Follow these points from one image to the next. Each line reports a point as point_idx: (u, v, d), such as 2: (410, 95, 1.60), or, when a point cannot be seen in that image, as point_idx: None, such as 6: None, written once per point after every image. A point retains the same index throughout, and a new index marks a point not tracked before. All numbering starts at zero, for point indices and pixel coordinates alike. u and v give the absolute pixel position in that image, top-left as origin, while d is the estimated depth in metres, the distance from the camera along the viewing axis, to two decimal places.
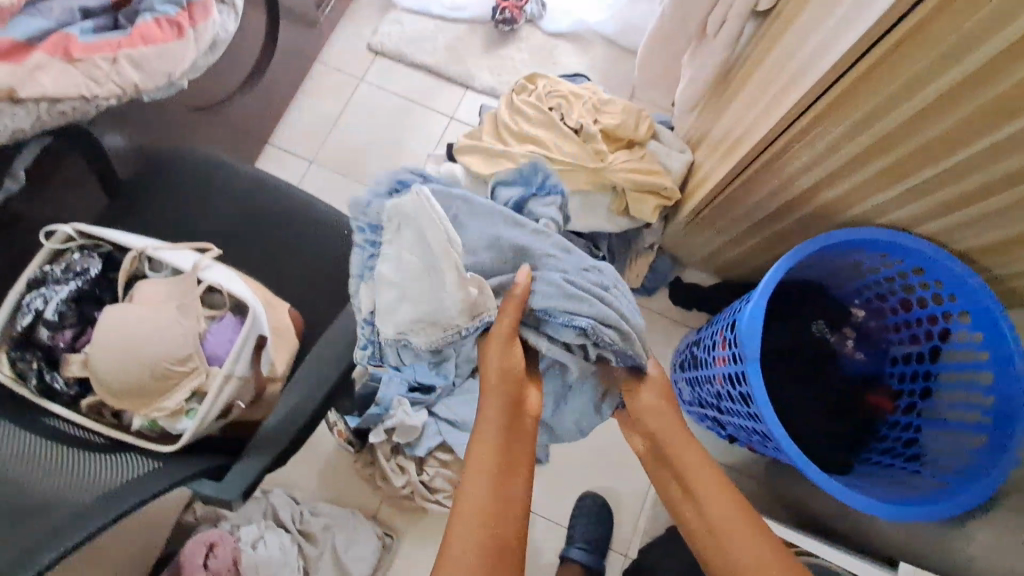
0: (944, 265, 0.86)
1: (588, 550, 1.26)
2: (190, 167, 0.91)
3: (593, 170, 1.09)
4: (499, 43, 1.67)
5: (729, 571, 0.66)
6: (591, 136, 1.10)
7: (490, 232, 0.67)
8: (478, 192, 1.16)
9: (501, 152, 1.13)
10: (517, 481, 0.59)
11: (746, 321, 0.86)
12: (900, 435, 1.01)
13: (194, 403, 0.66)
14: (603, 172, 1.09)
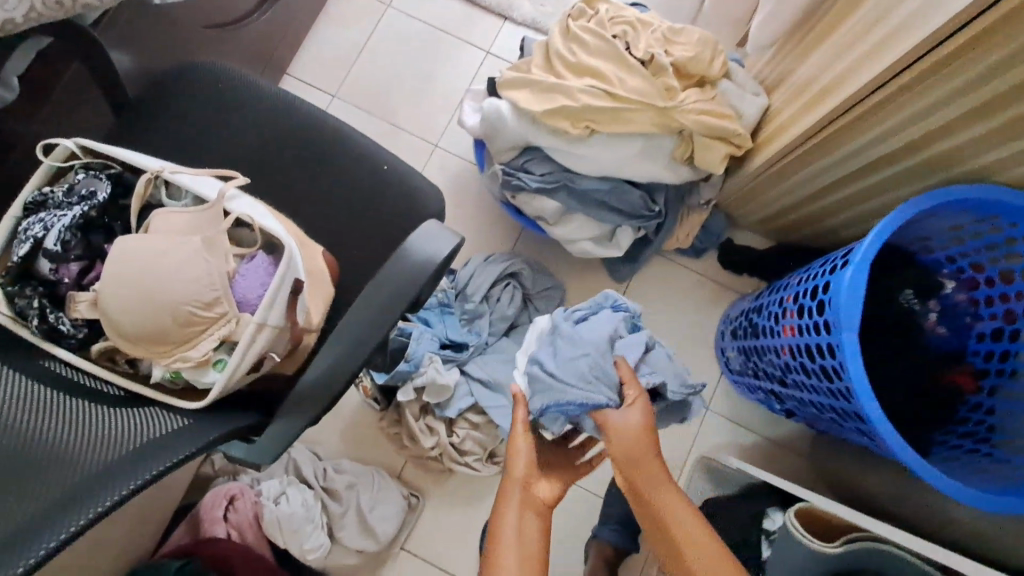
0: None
1: (622, 520, 1.20)
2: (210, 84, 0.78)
3: (662, 109, 0.96)
4: None
5: None
6: (662, 69, 0.96)
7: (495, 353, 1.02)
8: (527, 132, 1.03)
9: (555, 85, 0.99)
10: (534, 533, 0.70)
11: (841, 285, 0.76)
12: (982, 419, 0.92)
13: (224, 354, 0.56)
14: (673, 111, 0.96)
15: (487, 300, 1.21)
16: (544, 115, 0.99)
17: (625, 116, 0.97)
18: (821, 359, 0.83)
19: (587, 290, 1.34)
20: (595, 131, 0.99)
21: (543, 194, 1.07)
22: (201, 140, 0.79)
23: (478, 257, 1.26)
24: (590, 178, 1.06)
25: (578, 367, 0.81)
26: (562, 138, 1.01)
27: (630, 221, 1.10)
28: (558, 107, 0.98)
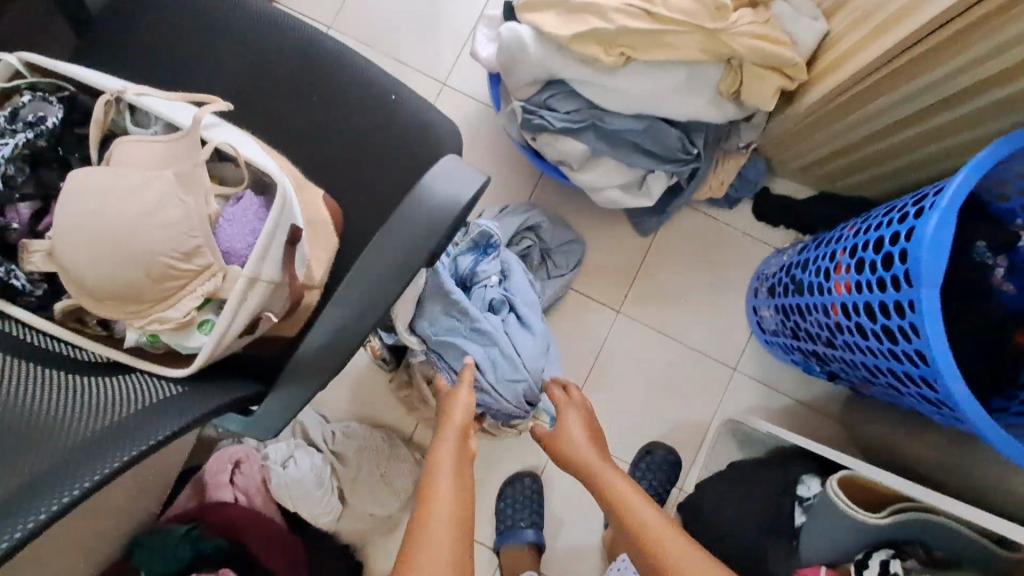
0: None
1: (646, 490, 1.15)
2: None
3: (710, 31, 0.83)
4: None
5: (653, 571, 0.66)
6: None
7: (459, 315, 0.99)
8: (552, 61, 0.90)
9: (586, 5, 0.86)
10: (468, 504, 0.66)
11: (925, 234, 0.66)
12: None
13: (210, 314, 0.48)
14: (723, 32, 0.83)
15: None
16: (572, 40, 0.86)
17: (666, 40, 0.84)
18: (885, 319, 0.74)
19: (608, 244, 1.25)
20: (630, 57, 0.87)
21: (568, 135, 0.95)
22: (176, 65, 0.67)
23: (493, 208, 1.15)
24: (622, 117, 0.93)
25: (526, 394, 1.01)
26: (594, 67, 0.88)
27: (663, 167, 0.99)
28: (590, 30, 0.84)
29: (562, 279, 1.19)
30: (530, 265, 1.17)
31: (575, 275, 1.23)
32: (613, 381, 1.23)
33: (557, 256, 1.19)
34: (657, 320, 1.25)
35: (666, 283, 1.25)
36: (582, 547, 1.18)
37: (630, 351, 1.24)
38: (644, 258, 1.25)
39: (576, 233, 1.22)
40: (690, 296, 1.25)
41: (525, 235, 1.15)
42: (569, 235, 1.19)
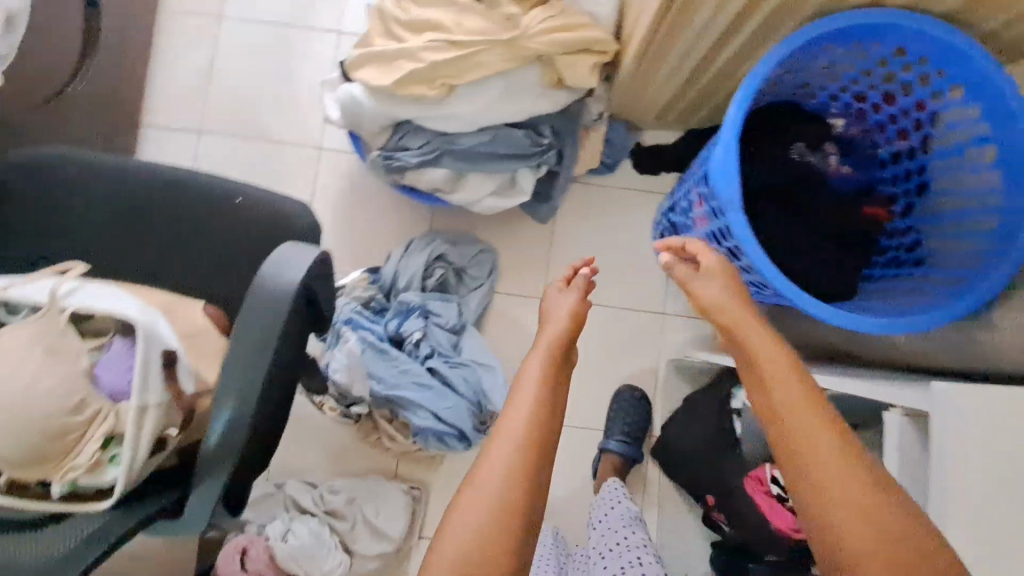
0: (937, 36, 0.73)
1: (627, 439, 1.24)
2: (1, 179, 0.71)
3: (508, 41, 0.90)
4: None
5: (802, 466, 0.56)
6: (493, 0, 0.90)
7: (381, 359, 1.10)
8: (387, 110, 0.98)
9: (396, 53, 0.93)
10: (554, 423, 0.63)
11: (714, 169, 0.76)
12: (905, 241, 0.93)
13: (115, 449, 0.56)
14: (520, 39, 0.90)
15: (418, 286, 1.20)
16: (396, 87, 0.94)
17: (474, 62, 0.92)
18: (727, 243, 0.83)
19: (516, 241, 1.33)
20: (454, 85, 0.94)
21: (427, 166, 1.03)
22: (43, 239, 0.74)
23: (398, 248, 1.23)
24: (467, 134, 1.02)
25: (462, 412, 1.10)
26: (422, 106, 0.95)
27: (523, 165, 1.07)
28: (407, 75, 0.92)
29: (483, 288, 1.27)
30: (449, 286, 1.25)
31: (494, 279, 1.31)
32: None
33: (471, 268, 1.27)
34: None
35: (578, 258, 1.34)
36: (578, 517, 1.27)
37: None
38: (552, 242, 1.34)
39: (482, 242, 1.30)
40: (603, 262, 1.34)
41: (434, 261, 1.23)
42: (475, 246, 1.28)
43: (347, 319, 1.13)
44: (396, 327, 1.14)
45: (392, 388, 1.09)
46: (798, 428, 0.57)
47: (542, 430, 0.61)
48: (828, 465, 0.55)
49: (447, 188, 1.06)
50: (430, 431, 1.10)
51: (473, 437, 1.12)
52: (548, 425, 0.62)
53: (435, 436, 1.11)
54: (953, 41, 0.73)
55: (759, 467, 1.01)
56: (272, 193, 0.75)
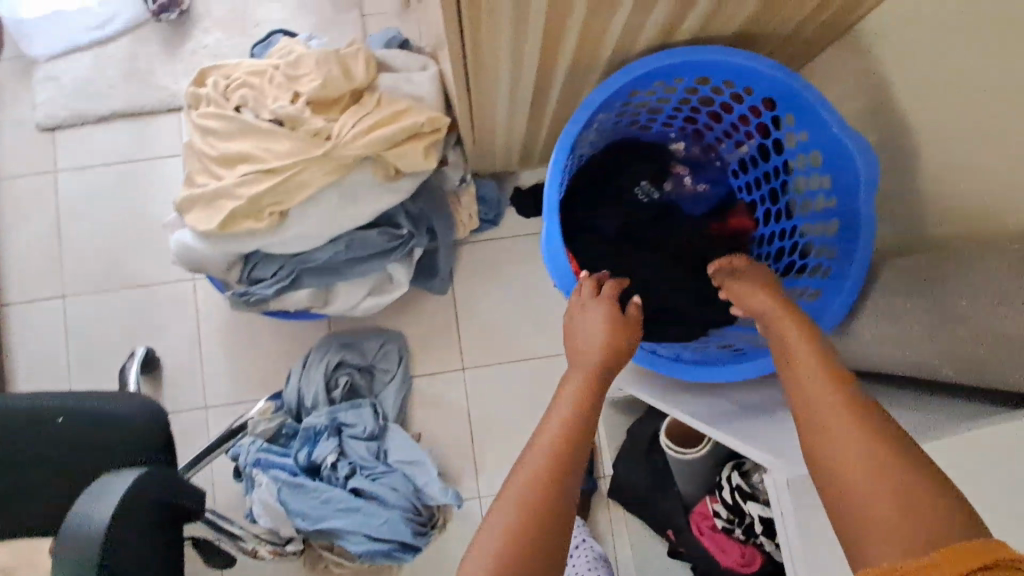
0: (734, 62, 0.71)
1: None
2: None
3: (323, 155, 0.86)
4: (180, 38, 1.30)
5: (829, 446, 0.52)
6: (297, 117, 0.85)
7: (300, 494, 1.05)
8: (225, 250, 0.92)
9: (214, 193, 0.88)
10: (584, 447, 0.61)
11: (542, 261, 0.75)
12: (770, 251, 0.90)
13: None
14: (334, 150, 0.86)
15: (324, 400, 1.15)
16: (223, 228, 0.88)
17: (295, 183, 0.87)
18: None
19: (419, 318, 1.29)
20: (286, 209, 0.89)
21: (288, 291, 0.98)
22: None
23: (295, 366, 1.18)
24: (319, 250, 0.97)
25: (398, 523, 1.06)
26: (256, 240, 0.90)
27: (390, 260, 1.03)
28: (229, 215, 0.87)
29: (396, 380, 1.22)
30: (359, 388, 1.20)
31: (407, 365, 1.26)
32: (495, 429, 1.27)
33: (379, 363, 1.23)
34: (500, 353, 1.29)
35: (486, 319, 1.30)
36: None
37: (493, 394, 1.28)
38: (456, 310, 1.29)
39: (385, 332, 1.26)
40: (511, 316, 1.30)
41: (336, 369, 1.18)
42: (377, 339, 1.23)
43: (255, 461, 1.08)
44: (309, 454, 1.09)
45: (317, 520, 1.04)
46: (821, 409, 0.55)
47: (567, 443, 0.61)
48: (861, 445, 0.50)
49: (316, 306, 1.01)
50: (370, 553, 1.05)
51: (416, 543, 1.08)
52: (577, 443, 0.61)
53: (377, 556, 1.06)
54: (744, 62, 0.71)
55: (700, 501, 1.00)
56: (96, 397, 0.73)
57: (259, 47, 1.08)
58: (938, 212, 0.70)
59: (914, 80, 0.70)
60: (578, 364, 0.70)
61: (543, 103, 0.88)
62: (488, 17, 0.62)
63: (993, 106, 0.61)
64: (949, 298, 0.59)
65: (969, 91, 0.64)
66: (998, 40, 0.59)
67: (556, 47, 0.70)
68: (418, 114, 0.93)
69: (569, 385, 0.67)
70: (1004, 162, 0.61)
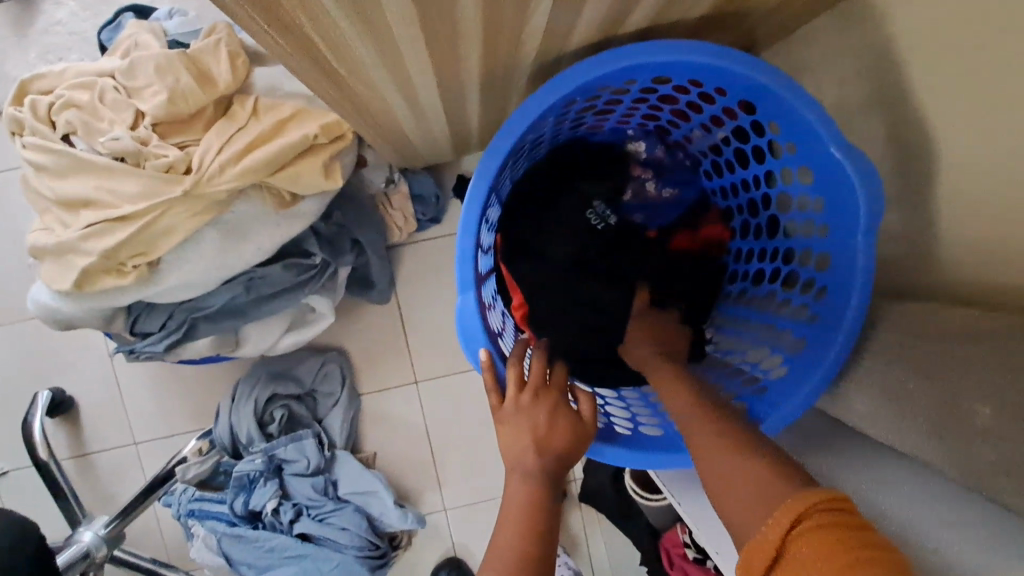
0: (701, 61, 0.56)
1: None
2: None
3: (186, 194, 0.68)
4: (25, 11, 1.04)
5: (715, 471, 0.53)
6: (138, 152, 0.66)
7: (239, 544, 0.97)
8: (93, 308, 0.76)
9: (59, 247, 0.70)
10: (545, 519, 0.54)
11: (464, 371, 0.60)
12: (748, 270, 0.77)
13: None
14: (198, 187, 0.67)
15: (260, 438, 1.03)
16: (79, 287, 0.72)
17: (158, 230, 0.69)
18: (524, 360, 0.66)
19: (361, 332, 1.15)
20: (155, 259, 0.72)
21: (186, 341, 0.83)
22: None
23: (224, 400, 1.06)
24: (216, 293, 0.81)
25: (353, 561, 0.99)
26: (127, 296, 0.74)
27: (306, 292, 0.87)
28: (80, 273, 0.70)
29: (340, 405, 1.10)
30: (300, 418, 1.09)
31: (353, 385, 1.14)
32: (456, 444, 1.18)
33: (320, 386, 1.10)
34: (455, 363, 1.16)
35: (438, 326, 1.16)
36: None
37: (451, 407, 1.18)
38: (403, 320, 1.15)
39: (323, 351, 1.12)
40: None
41: (270, 402, 1.06)
42: (314, 362, 1.10)
43: (188, 512, 0.99)
44: (246, 502, 0.99)
45: (264, 568, 0.97)
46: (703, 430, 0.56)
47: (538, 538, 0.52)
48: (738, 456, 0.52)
49: (224, 351, 0.87)
50: None
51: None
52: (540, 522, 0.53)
53: None
54: (712, 59, 0.56)
55: (672, 529, 0.94)
56: None
57: (107, 32, 0.85)
58: (957, 251, 0.55)
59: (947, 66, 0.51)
60: (514, 471, 0.56)
61: (461, 106, 0.69)
62: (338, 36, 0.43)
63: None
64: (965, 392, 0.46)
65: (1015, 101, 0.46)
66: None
67: (453, 56, 0.51)
68: (309, 123, 0.73)
69: (509, 451, 0.58)
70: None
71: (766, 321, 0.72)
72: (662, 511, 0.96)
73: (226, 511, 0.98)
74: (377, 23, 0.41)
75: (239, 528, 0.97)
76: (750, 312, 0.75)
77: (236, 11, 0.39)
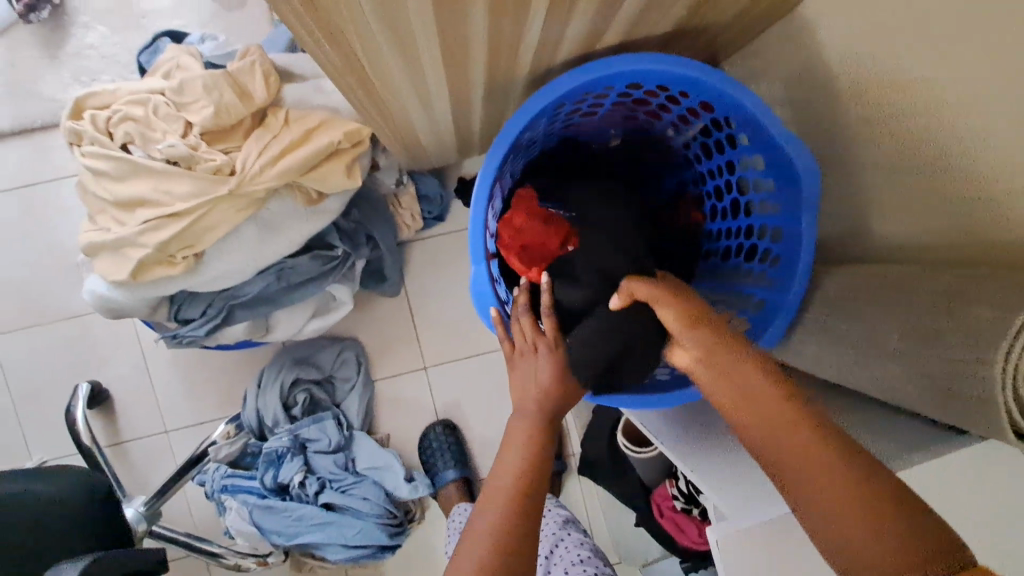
0: (663, 68, 0.68)
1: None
2: None
3: (231, 192, 0.78)
4: (59, 36, 1.14)
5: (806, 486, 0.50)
6: (191, 157, 0.76)
7: (269, 514, 1.06)
8: (142, 296, 0.86)
9: (116, 242, 0.80)
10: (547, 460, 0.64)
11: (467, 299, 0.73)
12: (718, 248, 0.89)
13: None
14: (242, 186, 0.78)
15: (284, 419, 1.13)
16: (134, 278, 0.82)
17: (205, 225, 0.80)
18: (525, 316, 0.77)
19: (374, 322, 1.25)
20: (200, 251, 0.82)
21: (225, 325, 0.94)
22: None
23: (251, 387, 1.15)
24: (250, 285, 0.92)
25: (374, 527, 1.09)
26: (175, 285, 0.84)
27: (329, 281, 0.98)
28: (136, 265, 0.80)
29: (357, 388, 1.20)
30: (320, 401, 1.18)
31: (368, 371, 1.24)
32: (463, 423, 1.28)
33: (338, 372, 1.20)
34: (460, 349, 1.27)
35: (444, 315, 1.26)
36: None
37: (458, 389, 1.28)
38: (412, 310, 1.26)
39: (340, 341, 1.22)
40: (469, 310, 1.26)
41: (294, 387, 1.15)
42: (332, 350, 1.20)
43: (222, 487, 1.08)
44: (275, 477, 1.09)
45: (292, 535, 1.06)
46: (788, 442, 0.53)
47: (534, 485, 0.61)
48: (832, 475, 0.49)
49: (256, 335, 0.97)
50: (349, 557, 1.09)
51: (394, 542, 1.12)
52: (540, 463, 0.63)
53: (357, 558, 1.10)
54: (676, 67, 0.68)
55: (661, 486, 1.05)
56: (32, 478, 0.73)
57: (145, 54, 0.95)
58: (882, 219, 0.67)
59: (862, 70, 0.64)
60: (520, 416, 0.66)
61: (466, 112, 0.80)
62: (377, 55, 0.55)
63: (937, 112, 0.56)
64: (882, 327, 0.58)
65: (911, 93, 0.59)
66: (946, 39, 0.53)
67: (464, 69, 0.62)
68: (334, 130, 0.84)
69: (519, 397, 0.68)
70: (948, 174, 0.57)
71: (733, 290, 0.84)
72: (652, 469, 1.07)
73: (257, 485, 1.08)
74: (409, 43, 0.53)
75: (270, 500, 1.07)
76: (719, 284, 0.87)
77: (304, 37, 0.51)
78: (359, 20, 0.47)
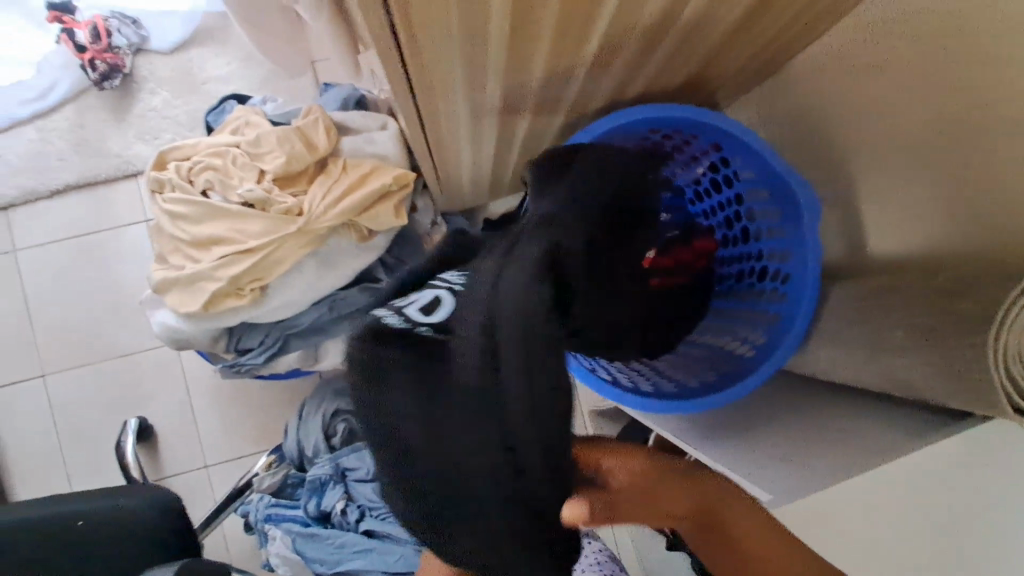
0: (670, 114, 0.80)
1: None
2: None
3: (300, 230, 0.88)
4: (126, 101, 1.27)
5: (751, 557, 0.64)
6: (267, 199, 0.86)
7: (313, 542, 1.09)
8: (209, 327, 0.94)
9: (192, 277, 0.89)
10: None
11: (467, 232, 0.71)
12: (732, 272, 0.99)
13: None
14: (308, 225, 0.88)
15: (326, 448, 1.18)
16: (206, 310, 0.90)
17: (274, 259, 0.89)
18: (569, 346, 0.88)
19: None
20: (266, 284, 0.91)
21: (280, 354, 1.01)
22: None
23: (293, 418, 1.21)
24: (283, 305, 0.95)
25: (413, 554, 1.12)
26: (243, 316, 0.92)
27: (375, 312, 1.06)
28: (210, 297, 0.88)
29: None
30: None
31: None
32: None
33: None
34: None
35: None
36: None
37: None
38: None
39: None
40: None
41: (334, 417, 1.20)
42: None
43: (265, 517, 1.12)
44: (318, 507, 1.13)
45: (334, 564, 1.09)
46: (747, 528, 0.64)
47: None
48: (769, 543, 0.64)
49: (308, 363, 1.04)
50: None
51: None
52: None
53: None
54: (691, 114, 0.80)
55: None
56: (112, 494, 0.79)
57: (213, 115, 1.08)
58: (880, 235, 0.76)
59: (850, 112, 0.75)
60: None
61: (506, 157, 0.91)
62: (447, 110, 0.66)
63: (915, 144, 0.67)
64: (887, 324, 0.66)
65: (892, 129, 0.70)
66: (915, 85, 0.65)
67: (513, 120, 0.74)
68: (385, 174, 0.95)
69: None
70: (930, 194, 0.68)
71: (749, 308, 0.93)
72: None
73: (300, 514, 1.12)
74: (475, 100, 0.64)
75: (312, 528, 1.10)
76: (735, 303, 0.96)
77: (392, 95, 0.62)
78: (442, 83, 0.58)
